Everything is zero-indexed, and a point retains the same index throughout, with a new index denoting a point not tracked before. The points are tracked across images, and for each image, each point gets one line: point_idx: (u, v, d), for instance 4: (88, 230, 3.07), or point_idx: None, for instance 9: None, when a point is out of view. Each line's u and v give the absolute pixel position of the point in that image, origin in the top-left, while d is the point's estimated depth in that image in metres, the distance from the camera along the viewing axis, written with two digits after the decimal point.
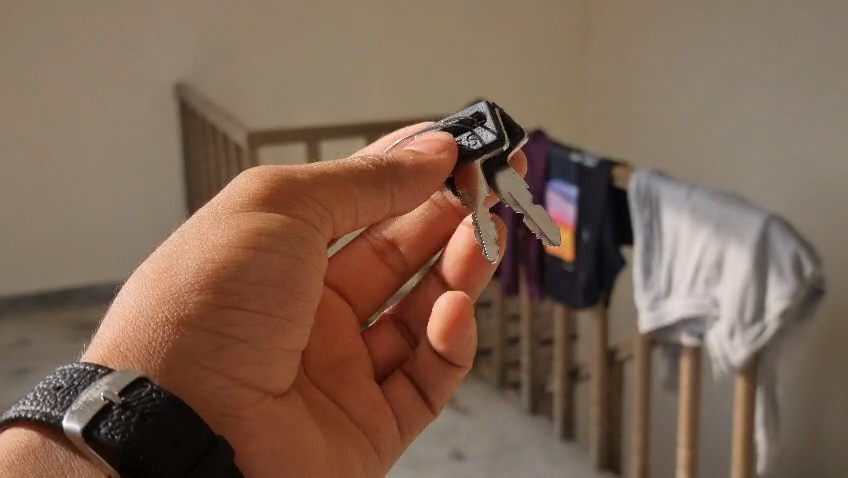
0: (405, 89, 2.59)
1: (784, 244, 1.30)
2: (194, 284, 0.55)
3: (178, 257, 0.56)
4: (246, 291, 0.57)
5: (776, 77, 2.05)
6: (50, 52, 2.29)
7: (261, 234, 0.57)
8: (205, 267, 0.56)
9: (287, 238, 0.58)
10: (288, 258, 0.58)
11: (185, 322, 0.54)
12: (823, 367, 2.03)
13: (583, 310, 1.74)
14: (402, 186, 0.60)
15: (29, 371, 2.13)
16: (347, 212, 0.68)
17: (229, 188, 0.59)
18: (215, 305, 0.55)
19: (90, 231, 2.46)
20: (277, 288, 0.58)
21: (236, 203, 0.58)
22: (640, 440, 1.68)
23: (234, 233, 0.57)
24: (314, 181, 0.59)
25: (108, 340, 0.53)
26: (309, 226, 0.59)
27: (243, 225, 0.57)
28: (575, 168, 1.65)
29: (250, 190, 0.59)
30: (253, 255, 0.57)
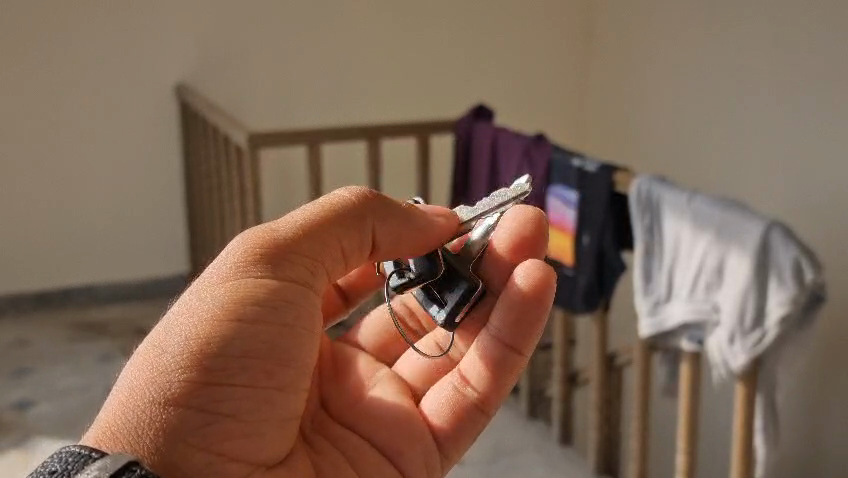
0: (408, 91, 2.59)
1: (785, 252, 1.31)
2: (182, 364, 0.67)
3: (168, 338, 0.68)
4: (227, 364, 0.68)
5: (780, 83, 2.05)
6: (52, 52, 2.29)
7: (237, 310, 0.69)
8: (191, 344, 0.68)
9: (263, 308, 0.69)
10: (265, 327, 0.69)
11: (173, 400, 0.66)
12: (823, 373, 2.03)
13: (583, 315, 1.73)
14: (383, 221, 0.74)
15: (28, 370, 2.13)
16: (334, 254, 0.73)
17: (214, 273, 0.71)
18: (201, 381, 0.67)
19: (89, 232, 2.45)
20: (256, 356, 0.69)
21: (218, 283, 0.70)
22: (639, 446, 1.67)
23: (214, 310, 0.69)
24: (286, 250, 0.72)
25: (104, 422, 0.66)
26: (285, 293, 0.71)
27: (222, 302, 0.69)
28: (577, 174, 1.66)
29: (227, 272, 0.71)
30: (234, 327, 0.68)
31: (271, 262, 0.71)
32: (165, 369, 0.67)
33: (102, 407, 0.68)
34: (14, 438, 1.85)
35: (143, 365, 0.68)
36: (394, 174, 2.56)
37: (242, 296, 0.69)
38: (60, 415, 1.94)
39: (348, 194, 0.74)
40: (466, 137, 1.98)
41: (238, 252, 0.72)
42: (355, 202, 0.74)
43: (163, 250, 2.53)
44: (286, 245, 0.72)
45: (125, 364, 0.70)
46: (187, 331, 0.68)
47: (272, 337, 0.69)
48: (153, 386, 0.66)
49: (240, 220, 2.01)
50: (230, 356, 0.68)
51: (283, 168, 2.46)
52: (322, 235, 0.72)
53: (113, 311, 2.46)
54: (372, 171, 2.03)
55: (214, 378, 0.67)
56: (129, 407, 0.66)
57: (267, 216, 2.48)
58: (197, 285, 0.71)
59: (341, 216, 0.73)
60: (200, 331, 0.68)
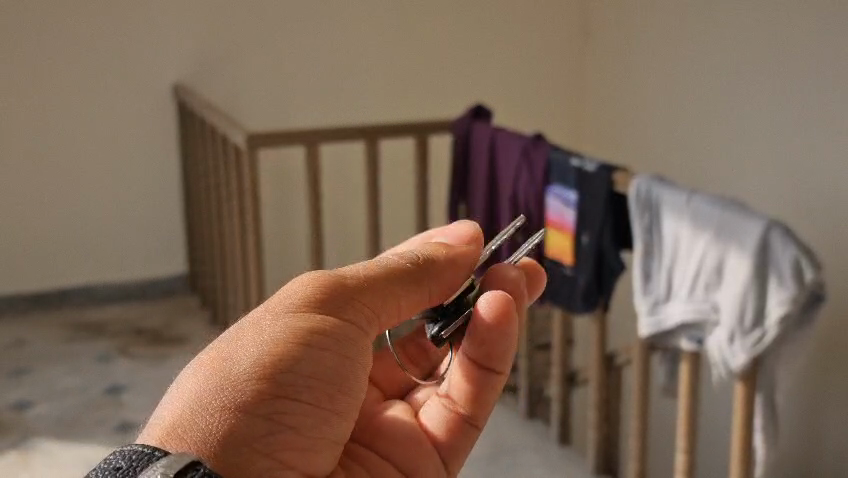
0: (406, 92, 2.59)
1: (785, 251, 1.31)
2: (252, 376, 0.64)
3: (237, 351, 0.66)
4: (296, 382, 0.65)
5: (779, 84, 2.05)
6: (51, 52, 2.29)
7: (310, 332, 0.67)
8: (264, 358, 0.65)
9: (330, 335, 0.67)
10: (334, 355, 0.67)
11: (242, 408, 0.63)
12: (822, 372, 2.04)
13: (583, 315, 1.73)
14: (437, 277, 0.71)
15: (27, 370, 2.13)
16: (390, 307, 0.70)
17: (283, 297, 0.69)
18: (269, 395, 0.64)
19: (87, 232, 2.45)
20: (323, 381, 0.67)
21: (287, 307, 0.68)
22: (638, 446, 1.68)
23: (286, 330, 0.66)
24: (355, 287, 0.69)
25: (166, 421, 0.62)
26: (352, 327, 0.68)
27: (294, 324, 0.67)
28: (575, 173, 1.66)
29: (297, 297, 0.68)
30: (303, 349, 0.66)
31: (337, 295, 0.69)
32: (235, 378, 0.64)
33: (156, 412, 0.64)
34: (12, 439, 1.85)
35: (208, 375, 0.65)
36: (393, 175, 2.56)
37: (312, 321, 0.67)
38: (59, 415, 1.94)
39: (401, 259, 0.71)
40: (465, 137, 1.98)
41: (305, 285, 0.69)
42: (409, 264, 0.71)
43: (161, 250, 2.53)
44: (353, 286, 0.69)
45: (180, 375, 0.66)
46: (258, 348, 0.66)
47: (337, 364, 0.67)
48: (222, 394, 0.63)
49: (238, 220, 2.01)
50: (298, 376, 0.65)
51: (281, 169, 2.46)
52: (387, 281, 0.70)
53: (111, 311, 2.45)
54: (371, 172, 2.03)
55: (283, 393, 0.65)
56: (196, 410, 0.62)
57: (266, 216, 2.48)
58: (259, 311, 0.69)
59: (398, 270, 0.70)
60: (271, 349, 0.66)
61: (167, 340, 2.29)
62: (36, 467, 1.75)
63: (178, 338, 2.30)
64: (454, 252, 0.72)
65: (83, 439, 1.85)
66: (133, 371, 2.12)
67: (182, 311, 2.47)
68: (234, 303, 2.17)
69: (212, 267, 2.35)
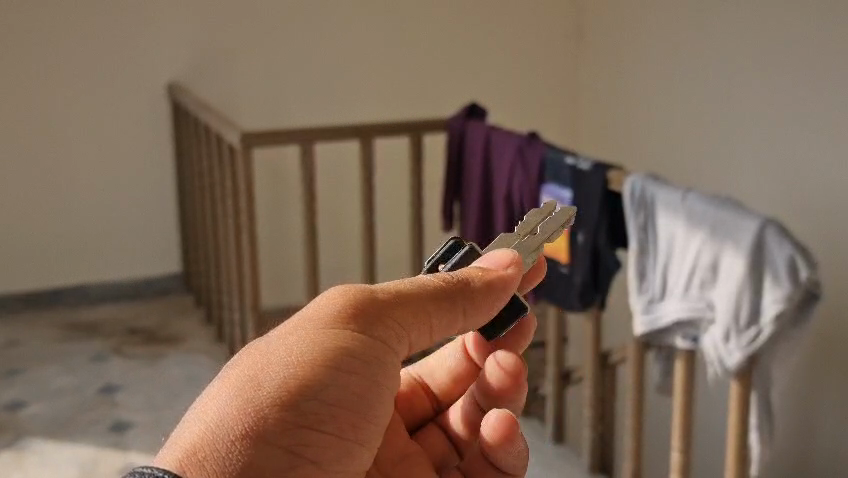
0: (401, 91, 2.59)
1: (781, 249, 1.31)
2: (276, 399, 0.58)
3: (260, 370, 0.59)
4: (317, 409, 0.59)
5: (773, 83, 2.06)
6: (44, 51, 2.29)
7: (336, 355, 0.60)
8: (289, 383, 0.58)
9: (359, 362, 0.61)
10: (358, 380, 0.61)
11: (261, 435, 0.56)
12: (816, 370, 2.04)
13: (578, 313, 1.74)
14: (474, 302, 0.62)
15: (19, 370, 2.12)
16: (424, 328, 0.63)
17: (309, 313, 0.62)
18: (293, 423, 0.58)
19: (81, 232, 2.44)
20: (346, 409, 0.60)
21: (310, 327, 0.61)
22: (634, 445, 1.68)
23: (309, 354, 0.60)
24: (390, 306, 0.62)
25: (185, 444, 0.56)
26: (379, 349, 0.62)
27: (318, 347, 0.60)
28: (570, 172, 1.67)
29: (324, 318, 0.62)
30: (330, 374, 0.59)
31: (371, 315, 0.62)
32: (257, 401, 0.57)
33: (172, 436, 0.57)
34: (5, 440, 1.84)
35: (230, 390, 0.58)
36: (387, 174, 2.55)
37: (340, 345, 0.60)
38: (52, 415, 1.93)
39: (433, 278, 0.63)
40: (459, 136, 1.98)
41: (333, 301, 0.62)
42: (441, 282, 0.62)
43: (155, 250, 2.52)
44: (385, 305, 0.62)
45: (204, 390, 0.60)
46: (284, 367, 0.59)
47: (362, 390, 0.61)
48: (240, 416, 0.57)
49: (233, 219, 2.00)
50: (323, 402, 0.59)
51: (275, 168, 2.45)
52: (419, 300, 0.62)
53: (105, 311, 2.45)
54: (366, 172, 2.03)
55: (307, 421, 0.58)
56: (218, 434, 0.56)
57: (260, 216, 2.47)
58: (284, 327, 0.62)
59: (434, 292, 0.62)
60: (299, 371, 0.59)
61: (161, 340, 2.28)
62: (30, 467, 1.74)
63: (172, 338, 2.29)
64: (495, 276, 0.61)
65: (77, 439, 1.84)
66: (127, 371, 2.11)
67: (176, 311, 2.46)
68: (229, 303, 2.17)
69: (206, 268, 2.34)
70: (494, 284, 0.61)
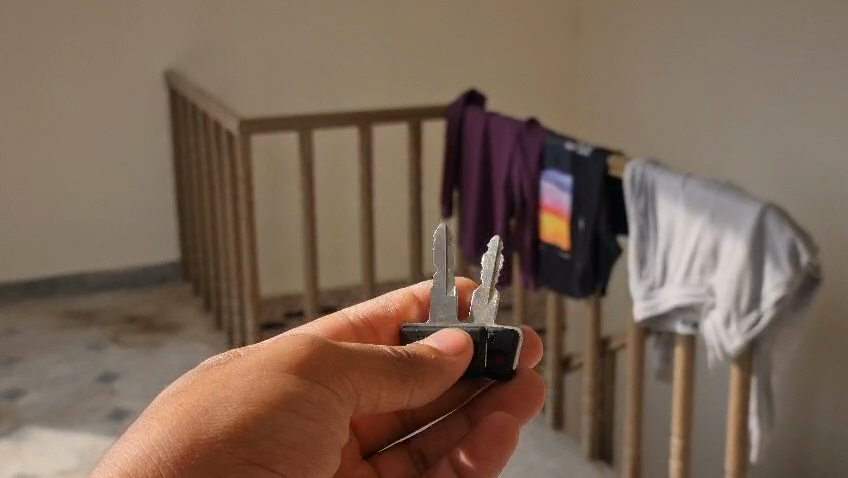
0: (399, 78, 2.58)
1: (781, 234, 1.30)
2: (224, 438, 0.56)
3: (212, 403, 0.57)
4: (269, 451, 0.57)
5: (775, 69, 2.05)
6: (38, 38, 2.27)
7: (294, 399, 0.59)
8: (244, 417, 0.57)
9: (315, 411, 0.59)
10: (313, 425, 0.59)
11: (204, 470, 0.55)
12: (814, 356, 2.05)
13: (580, 298, 1.74)
14: (426, 382, 0.64)
15: (15, 359, 2.12)
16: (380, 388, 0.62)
17: (269, 351, 0.61)
18: (241, 464, 0.56)
19: (77, 220, 2.43)
20: (298, 456, 0.59)
21: (272, 365, 0.60)
22: (633, 431, 1.68)
23: (268, 390, 0.59)
24: (351, 357, 0.62)
25: (124, 470, 0.55)
26: (336, 403, 0.60)
27: (279, 387, 0.59)
28: (570, 158, 1.66)
29: (285, 358, 0.60)
30: (284, 418, 0.58)
31: (331, 365, 0.61)
32: (203, 436, 0.56)
33: (108, 462, 0.56)
34: (3, 428, 1.84)
35: (176, 421, 0.57)
36: (386, 162, 2.55)
37: (298, 391, 0.59)
38: (51, 403, 1.93)
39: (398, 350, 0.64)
40: (458, 122, 1.97)
41: (295, 345, 0.61)
42: (402, 353, 0.64)
43: (152, 239, 2.51)
44: (348, 356, 0.62)
45: (146, 417, 0.58)
46: (236, 402, 0.58)
47: (312, 442, 0.60)
48: (184, 450, 0.55)
49: (231, 204, 2.00)
50: (274, 445, 0.58)
51: (274, 156, 2.44)
52: (378, 360, 0.62)
53: (102, 300, 2.44)
54: (365, 159, 2.02)
55: (253, 465, 0.56)
56: (155, 467, 0.55)
57: (259, 203, 2.47)
58: (240, 361, 0.61)
59: (395, 358, 0.63)
60: (253, 410, 0.58)
61: (159, 328, 2.28)
62: (30, 455, 1.75)
63: (171, 326, 2.29)
64: (442, 360, 0.65)
65: (76, 427, 1.84)
66: (125, 360, 2.11)
67: (174, 299, 2.46)
68: (228, 290, 2.17)
69: (204, 255, 2.34)
70: (445, 359, 0.65)
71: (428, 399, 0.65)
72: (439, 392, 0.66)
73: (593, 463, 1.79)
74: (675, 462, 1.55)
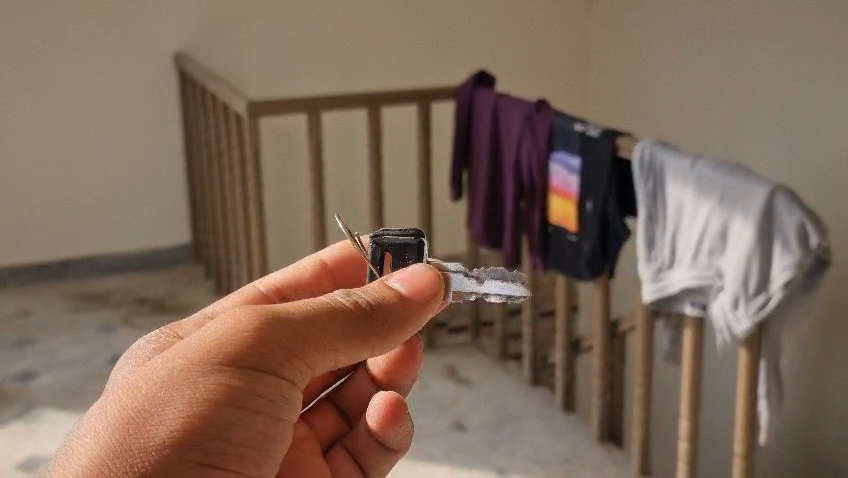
0: (408, 58, 2.56)
1: (790, 217, 1.29)
2: (175, 441, 0.61)
3: (164, 404, 0.62)
4: (220, 448, 0.62)
5: (789, 47, 2.02)
6: (48, 21, 2.27)
7: (239, 394, 0.63)
8: (190, 421, 0.62)
9: (263, 398, 0.64)
10: (261, 416, 0.64)
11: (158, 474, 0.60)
12: (825, 338, 2.04)
13: (588, 281, 1.73)
14: (383, 332, 0.67)
15: (28, 341, 2.13)
16: (328, 358, 0.67)
17: (215, 337, 0.64)
18: (193, 463, 0.61)
19: (88, 203, 2.44)
20: (251, 442, 0.64)
21: (216, 357, 0.63)
22: (642, 412, 1.68)
23: (213, 390, 0.62)
24: (297, 334, 0.65)
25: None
26: (282, 386, 0.65)
27: (223, 382, 0.63)
28: (579, 139, 1.65)
29: (225, 347, 0.63)
30: (234, 417, 0.63)
31: (277, 348, 0.64)
32: (156, 440, 0.61)
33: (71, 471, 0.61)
34: (14, 410, 1.85)
35: (131, 426, 0.62)
36: (395, 143, 2.54)
37: (246, 383, 0.63)
38: (62, 385, 1.94)
39: (345, 302, 0.67)
40: (467, 103, 1.96)
41: (240, 327, 0.64)
42: (350, 307, 0.67)
43: (163, 221, 2.52)
44: (292, 333, 0.65)
45: (106, 416, 0.63)
46: (187, 402, 0.62)
47: (264, 429, 0.64)
48: (140, 457, 0.61)
49: (241, 188, 2.00)
50: (224, 441, 0.62)
51: (282, 137, 2.44)
52: (326, 330, 0.65)
53: (114, 282, 2.45)
54: (374, 141, 2.02)
55: (206, 461, 0.62)
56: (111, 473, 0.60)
57: (267, 185, 2.46)
58: (189, 349, 0.64)
59: (345, 319, 0.66)
60: (203, 408, 0.62)
61: (169, 310, 2.29)
62: (41, 437, 1.76)
63: (181, 308, 2.30)
64: (411, 309, 0.67)
65: (87, 408, 1.85)
66: (137, 342, 2.12)
67: (184, 281, 2.47)
68: (238, 273, 2.17)
69: (214, 237, 2.34)
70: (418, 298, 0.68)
71: (388, 348, 0.69)
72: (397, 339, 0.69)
73: (601, 444, 1.79)
74: (684, 444, 1.55)
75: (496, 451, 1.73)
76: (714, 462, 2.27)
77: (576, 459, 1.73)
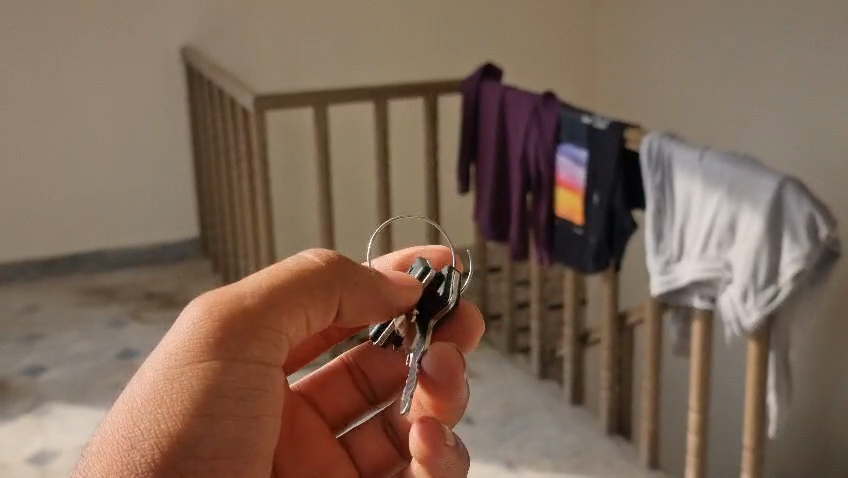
0: (415, 51, 2.56)
1: (799, 208, 1.28)
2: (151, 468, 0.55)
3: (132, 435, 0.56)
4: (203, 460, 0.56)
5: (797, 38, 2.01)
6: (54, 16, 2.27)
7: (209, 396, 0.56)
8: (160, 443, 0.55)
9: (234, 391, 0.57)
10: (236, 412, 0.57)
11: None
12: (834, 330, 2.03)
13: (594, 274, 1.73)
14: (352, 290, 0.60)
15: (37, 336, 2.14)
16: (299, 324, 0.59)
17: (171, 341, 0.57)
18: None
19: (96, 197, 2.44)
20: (233, 442, 0.57)
21: (175, 366, 0.56)
22: (651, 405, 1.67)
23: (179, 402, 0.56)
24: (257, 313, 0.57)
25: None
26: (254, 372, 0.57)
27: (186, 390, 0.56)
28: (586, 131, 1.64)
29: (183, 350, 0.57)
30: (206, 425, 0.56)
31: (236, 335, 0.57)
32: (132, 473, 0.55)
33: None
34: (24, 405, 1.86)
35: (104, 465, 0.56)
36: (402, 136, 2.54)
37: (211, 382, 0.56)
38: (71, 380, 1.94)
39: (301, 260, 0.60)
40: (474, 96, 1.96)
41: (195, 320, 0.57)
42: (308, 266, 0.60)
43: (170, 216, 2.52)
44: (252, 315, 0.57)
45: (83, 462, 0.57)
46: (153, 424, 0.56)
47: (245, 417, 0.57)
48: None
49: (248, 183, 1.99)
50: (204, 450, 0.56)
51: (289, 130, 2.44)
52: (288, 299, 0.58)
53: (122, 277, 2.46)
54: (381, 134, 2.02)
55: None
56: None
57: (274, 179, 2.46)
58: (149, 364, 0.58)
59: (305, 281, 0.59)
60: (172, 429, 0.55)
61: (178, 305, 2.29)
62: (51, 431, 1.76)
63: (190, 303, 2.30)
64: (377, 273, 0.62)
65: (96, 403, 1.86)
66: (146, 336, 2.13)
67: (192, 275, 2.47)
68: (246, 266, 2.17)
69: (222, 231, 2.34)
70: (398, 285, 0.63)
71: (370, 311, 0.62)
72: (377, 297, 0.62)
73: (609, 437, 1.79)
74: (694, 437, 1.54)
75: (505, 444, 1.73)
76: (724, 454, 2.26)
77: (585, 452, 1.73)
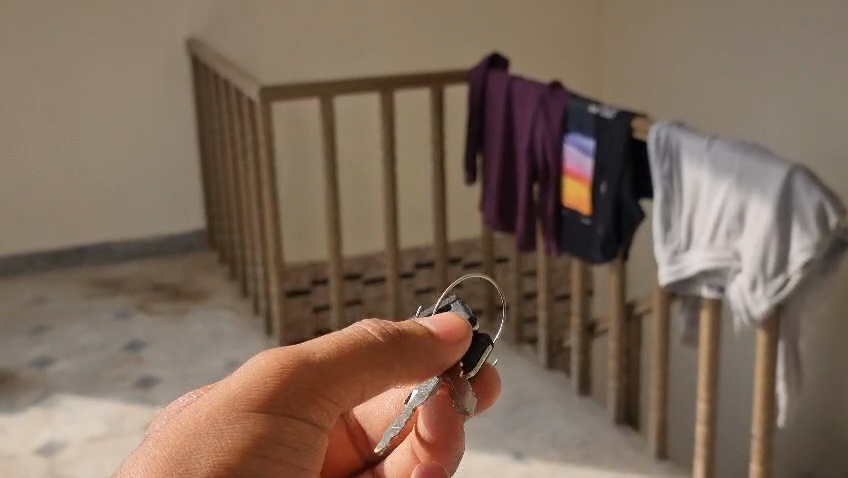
0: (421, 41, 2.55)
1: (809, 196, 1.28)
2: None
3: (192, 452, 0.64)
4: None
5: (805, 26, 2.00)
6: (60, 7, 2.27)
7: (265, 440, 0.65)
8: (218, 465, 0.63)
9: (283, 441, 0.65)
10: (285, 464, 0.65)
11: None
12: (844, 320, 2.02)
13: (602, 264, 1.72)
14: (414, 360, 0.70)
15: (45, 327, 2.14)
16: (350, 394, 0.69)
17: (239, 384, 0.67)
18: None
19: (101, 188, 2.44)
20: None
21: (242, 405, 0.66)
22: (659, 395, 1.67)
23: (240, 436, 0.65)
24: (322, 371, 0.68)
25: None
26: (307, 428, 0.67)
27: (249, 429, 0.65)
28: (593, 121, 1.64)
29: (248, 393, 0.66)
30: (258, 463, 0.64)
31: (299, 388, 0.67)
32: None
33: None
34: (33, 396, 1.86)
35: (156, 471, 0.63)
36: (408, 126, 2.53)
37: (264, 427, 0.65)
38: (79, 372, 1.95)
39: (369, 331, 0.71)
40: (480, 86, 1.95)
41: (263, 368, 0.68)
42: (379, 340, 0.70)
43: (177, 207, 2.52)
44: (317, 372, 0.68)
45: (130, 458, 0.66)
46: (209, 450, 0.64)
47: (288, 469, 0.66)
48: None
49: (254, 174, 1.99)
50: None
51: (295, 121, 2.44)
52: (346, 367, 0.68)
53: (130, 269, 2.46)
54: (387, 125, 2.01)
55: None
56: None
57: (281, 170, 2.46)
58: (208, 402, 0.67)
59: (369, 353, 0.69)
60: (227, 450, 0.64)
61: (185, 296, 2.29)
62: (60, 423, 1.77)
63: (197, 294, 2.30)
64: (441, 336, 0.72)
65: (106, 394, 1.86)
66: (154, 327, 2.13)
67: (199, 267, 2.47)
68: (252, 257, 2.17)
69: (229, 222, 2.34)
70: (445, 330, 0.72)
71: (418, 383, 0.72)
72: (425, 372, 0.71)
73: (618, 427, 1.78)
74: (702, 427, 1.54)
75: (513, 435, 1.73)
76: (732, 444, 2.26)
77: (593, 442, 1.72)
